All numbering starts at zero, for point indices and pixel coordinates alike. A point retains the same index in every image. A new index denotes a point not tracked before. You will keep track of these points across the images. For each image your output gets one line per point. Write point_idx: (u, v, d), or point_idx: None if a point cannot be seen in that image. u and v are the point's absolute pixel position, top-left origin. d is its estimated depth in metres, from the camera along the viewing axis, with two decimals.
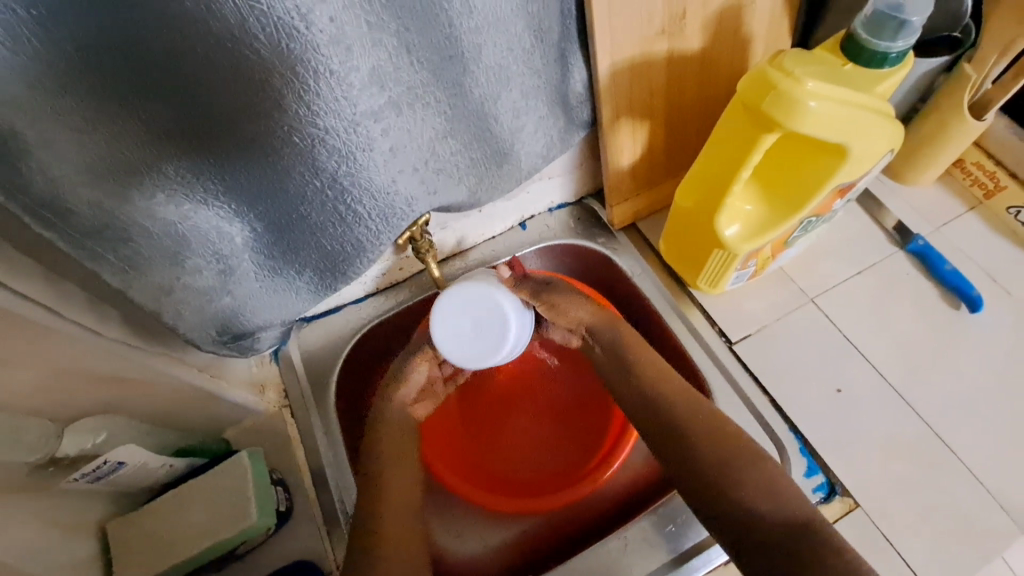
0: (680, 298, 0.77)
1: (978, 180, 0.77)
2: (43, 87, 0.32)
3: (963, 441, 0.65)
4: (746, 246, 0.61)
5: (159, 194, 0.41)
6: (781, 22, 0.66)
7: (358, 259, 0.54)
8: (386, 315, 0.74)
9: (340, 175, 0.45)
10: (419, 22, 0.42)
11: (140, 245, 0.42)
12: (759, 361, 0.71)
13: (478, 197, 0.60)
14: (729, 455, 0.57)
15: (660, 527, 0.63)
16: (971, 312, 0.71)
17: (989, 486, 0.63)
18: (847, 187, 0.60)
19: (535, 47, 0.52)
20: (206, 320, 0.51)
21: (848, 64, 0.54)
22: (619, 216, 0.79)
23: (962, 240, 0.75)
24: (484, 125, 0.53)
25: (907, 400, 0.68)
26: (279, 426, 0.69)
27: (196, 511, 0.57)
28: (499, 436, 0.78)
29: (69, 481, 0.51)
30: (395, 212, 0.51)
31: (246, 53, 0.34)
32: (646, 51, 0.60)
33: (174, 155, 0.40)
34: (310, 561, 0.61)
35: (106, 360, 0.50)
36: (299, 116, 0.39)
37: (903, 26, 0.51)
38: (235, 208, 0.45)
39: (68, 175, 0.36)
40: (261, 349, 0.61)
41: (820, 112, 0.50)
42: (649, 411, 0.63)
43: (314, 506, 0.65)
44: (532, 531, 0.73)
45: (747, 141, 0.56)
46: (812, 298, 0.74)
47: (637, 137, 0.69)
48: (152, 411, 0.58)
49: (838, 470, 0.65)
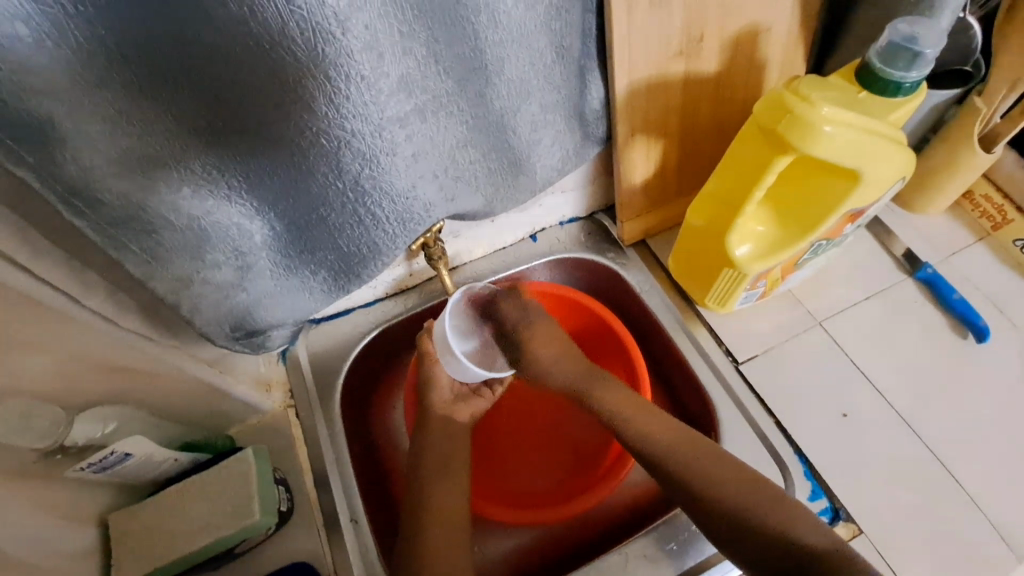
0: (688, 317, 0.77)
1: (986, 212, 0.78)
2: (82, 77, 0.33)
3: (969, 470, 0.65)
4: (757, 265, 0.62)
5: (185, 189, 0.42)
6: (796, 50, 0.67)
7: (372, 262, 0.54)
8: (395, 319, 0.75)
9: (362, 177, 0.46)
10: (448, 33, 0.43)
11: (164, 237, 0.43)
12: (766, 382, 0.71)
13: (493, 207, 0.61)
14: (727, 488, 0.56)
15: (662, 544, 0.62)
16: (979, 341, 0.71)
17: (992, 517, 0.62)
18: (858, 212, 0.61)
19: (555, 63, 0.53)
20: (222, 315, 0.52)
21: (863, 92, 0.55)
22: (630, 231, 0.80)
23: (971, 270, 0.75)
24: (503, 136, 0.54)
25: (914, 429, 0.67)
26: (285, 425, 0.70)
27: (198, 506, 0.57)
28: (507, 451, 0.79)
29: (74, 470, 0.51)
30: (412, 216, 0.52)
31: (284, 55, 0.35)
32: (663, 71, 0.61)
33: (203, 151, 0.41)
34: (306, 563, 0.61)
35: (119, 349, 0.50)
36: (328, 119, 0.40)
37: (917, 57, 0.52)
38: (256, 206, 0.46)
39: (100, 167, 0.37)
40: (271, 346, 0.61)
41: (834, 136, 0.51)
42: (659, 448, 0.60)
43: (315, 507, 0.65)
44: (529, 546, 0.72)
45: (761, 162, 0.56)
46: (821, 322, 0.75)
47: (651, 155, 0.71)
48: (159, 403, 0.58)
49: (842, 495, 0.64)
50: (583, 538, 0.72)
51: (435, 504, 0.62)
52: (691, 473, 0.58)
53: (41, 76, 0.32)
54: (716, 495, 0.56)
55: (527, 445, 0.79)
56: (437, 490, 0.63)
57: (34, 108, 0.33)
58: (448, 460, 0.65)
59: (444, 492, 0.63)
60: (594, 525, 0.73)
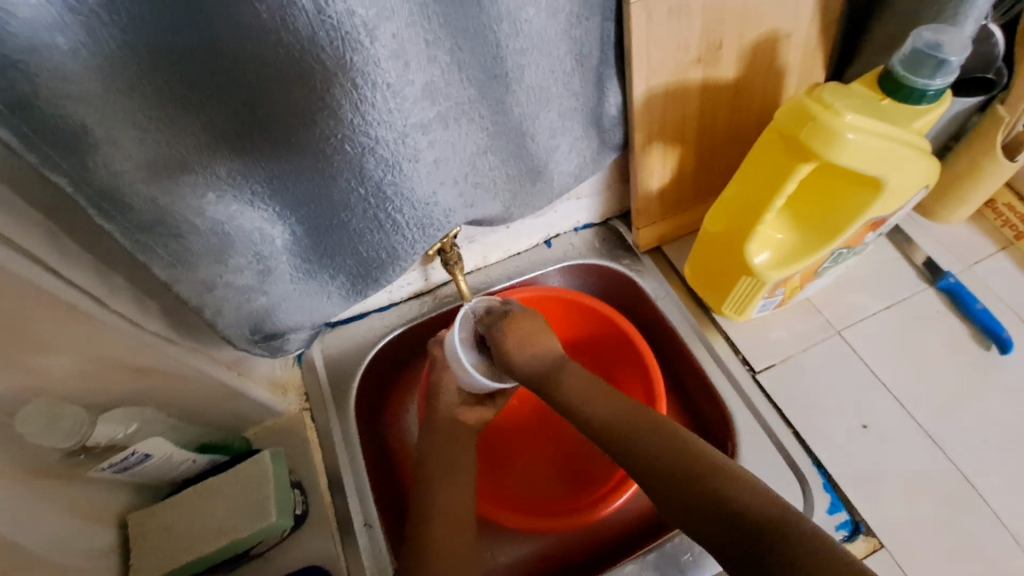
0: (704, 325, 0.77)
1: (1009, 222, 0.77)
2: (114, 83, 0.34)
3: (990, 483, 0.63)
4: (775, 274, 0.61)
5: (211, 194, 0.42)
6: (815, 58, 0.67)
7: (391, 267, 0.55)
8: (409, 324, 0.76)
9: (384, 184, 0.46)
10: (471, 41, 0.43)
11: (189, 241, 0.43)
12: (782, 391, 0.70)
13: (511, 213, 0.61)
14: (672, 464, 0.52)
15: (677, 555, 0.62)
16: (1002, 352, 0.70)
17: (1017, 532, 0.61)
18: (880, 221, 0.60)
19: (575, 70, 0.53)
20: (243, 319, 0.52)
21: (885, 99, 0.54)
22: (645, 238, 0.80)
23: (994, 280, 0.75)
24: (522, 143, 0.54)
25: (934, 440, 0.66)
26: (299, 428, 0.70)
27: (214, 509, 0.57)
28: (517, 458, 0.79)
29: (96, 470, 0.51)
30: (431, 222, 0.52)
31: (313, 63, 0.36)
32: (681, 78, 0.61)
33: (229, 157, 0.41)
34: (321, 566, 0.61)
35: (144, 353, 0.51)
36: (354, 126, 0.40)
37: (942, 65, 0.51)
38: (279, 211, 0.47)
39: (130, 172, 0.38)
40: (289, 350, 0.61)
41: (858, 144, 0.50)
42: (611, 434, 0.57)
43: (330, 509, 0.65)
44: (533, 554, 0.72)
45: (782, 169, 0.56)
46: (839, 331, 0.74)
47: (667, 161, 0.71)
48: (177, 404, 0.58)
49: (861, 508, 0.63)
50: (586, 548, 0.72)
51: (450, 511, 0.61)
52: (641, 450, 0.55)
53: (75, 83, 0.32)
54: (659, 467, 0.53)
55: (538, 454, 0.79)
56: (449, 497, 0.62)
57: (68, 115, 0.33)
58: (463, 468, 0.65)
59: (459, 500, 0.63)
60: (597, 536, 0.73)
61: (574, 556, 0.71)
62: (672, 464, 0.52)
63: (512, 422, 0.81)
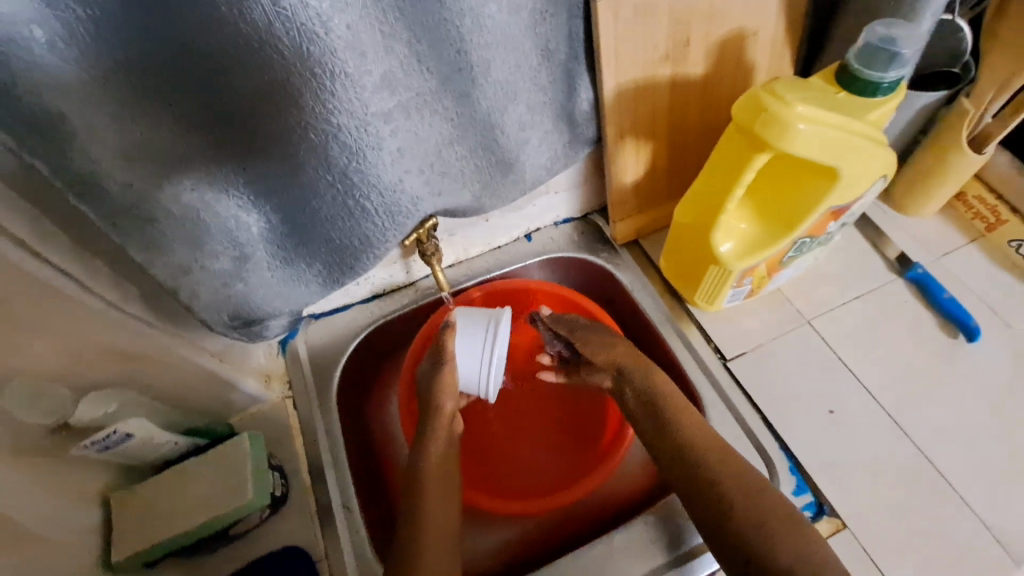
0: (679, 316, 0.78)
1: (979, 213, 0.79)
2: (89, 73, 0.36)
3: (955, 467, 0.65)
4: (741, 263, 0.63)
5: (185, 181, 0.44)
6: (782, 55, 0.69)
7: (364, 255, 0.57)
8: (391, 315, 0.78)
9: (350, 170, 0.48)
10: (431, 36, 0.45)
11: (164, 227, 0.45)
12: (752, 379, 0.72)
13: (482, 203, 0.63)
14: (743, 490, 0.56)
15: (646, 536, 0.64)
16: (970, 341, 0.72)
17: (982, 515, 0.62)
18: (841, 210, 0.61)
19: (541, 65, 0.55)
20: (220, 305, 0.54)
21: (842, 93, 0.56)
22: (622, 231, 0.82)
23: (962, 271, 0.76)
24: (489, 135, 0.56)
25: (902, 427, 0.68)
26: (282, 415, 0.72)
27: (193, 488, 0.59)
28: (500, 445, 0.80)
29: (78, 447, 0.53)
30: (400, 210, 0.54)
31: (271, 52, 0.38)
32: (650, 74, 0.64)
33: (200, 146, 0.43)
34: (298, 548, 0.63)
35: (123, 335, 0.53)
36: (315, 114, 0.43)
37: (895, 57, 0.53)
38: (252, 199, 0.49)
39: (105, 158, 0.40)
40: (270, 336, 0.63)
41: (809, 134, 0.52)
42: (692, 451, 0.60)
43: (309, 492, 0.67)
44: (519, 538, 0.73)
45: (740, 160, 0.58)
46: (809, 320, 0.75)
47: (641, 156, 0.73)
48: (161, 388, 0.60)
49: (828, 491, 0.65)
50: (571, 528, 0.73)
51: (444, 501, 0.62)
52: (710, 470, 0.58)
53: (51, 71, 0.34)
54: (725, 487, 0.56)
55: (518, 440, 0.80)
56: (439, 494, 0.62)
57: (44, 102, 0.35)
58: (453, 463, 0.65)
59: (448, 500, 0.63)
60: (585, 515, 0.74)
61: (561, 536, 0.73)
62: (734, 486, 0.56)
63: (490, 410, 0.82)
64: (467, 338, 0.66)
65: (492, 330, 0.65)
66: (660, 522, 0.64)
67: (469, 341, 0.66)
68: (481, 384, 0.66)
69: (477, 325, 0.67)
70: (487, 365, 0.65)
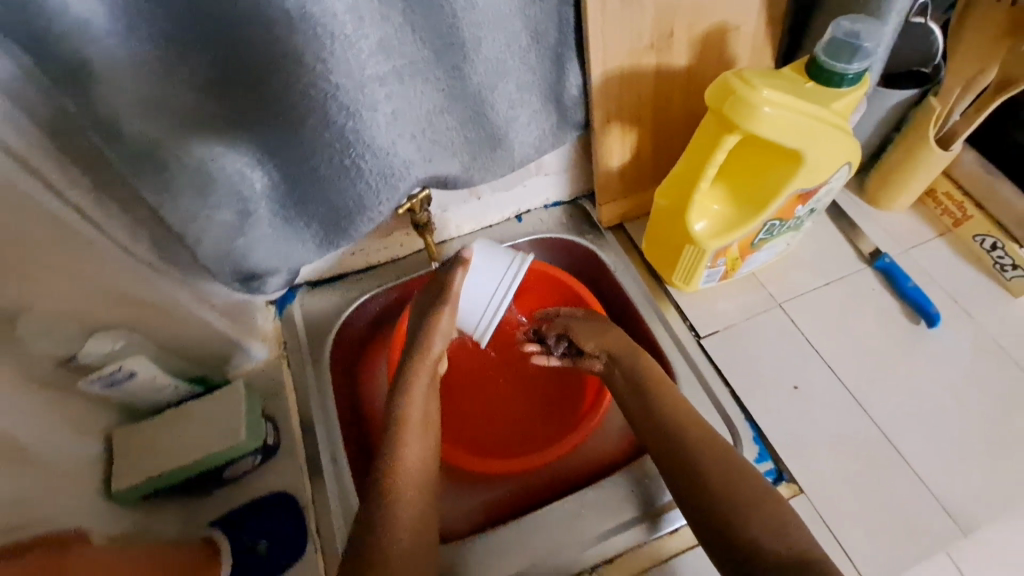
0: (659, 297, 0.82)
1: (948, 209, 0.82)
2: (117, 27, 0.40)
3: (910, 443, 0.69)
4: (714, 242, 0.67)
5: (195, 133, 0.48)
6: (763, 50, 0.74)
7: (359, 218, 0.61)
8: (384, 285, 0.82)
9: (347, 130, 0.52)
10: (425, 8, 0.49)
11: (175, 174, 0.50)
12: (723, 355, 0.76)
13: (472, 175, 0.67)
14: (710, 457, 0.60)
15: (617, 491, 0.68)
16: (929, 326, 0.76)
17: (932, 488, 0.66)
18: (808, 194, 0.65)
19: (530, 46, 0.59)
20: (222, 256, 0.58)
21: (810, 83, 0.60)
22: (608, 214, 0.86)
23: (928, 262, 0.80)
24: (479, 107, 0.60)
25: (862, 404, 0.71)
26: (277, 373, 0.76)
27: (191, 429, 0.63)
28: (483, 415, 0.84)
29: (85, 382, 0.58)
30: (393, 172, 0.58)
31: (277, 12, 0.42)
32: (636, 62, 0.68)
33: (210, 100, 0.47)
34: (287, 493, 0.68)
35: (132, 280, 0.57)
36: (316, 72, 0.46)
37: (858, 50, 0.57)
38: (256, 155, 0.53)
39: (127, 106, 0.44)
40: (268, 292, 0.67)
41: (774, 116, 0.56)
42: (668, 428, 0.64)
43: (299, 444, 0.71)
44: (500, 500, 0.77)
45: (712, 142, 0.62)
46: (780, 303, 0.79)
47: (626, 141, 0.77)
48: (165, 336, 0.65)
49: (787, 460, 0.69)
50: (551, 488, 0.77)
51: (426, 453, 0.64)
52: (678, 438, 0.63)
53: (83, 23, 0.38)
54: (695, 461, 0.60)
55: (500, 409, 0.84)
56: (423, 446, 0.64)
57: (76, 50, 0.39)
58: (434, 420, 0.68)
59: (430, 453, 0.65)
60: (563, 476, 0.77)
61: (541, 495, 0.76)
62: (707, 463, 0.60)
63: (473, 381, 0.86)
64: (483, 272, 0.68)
65: (508, 274, 0.68)
66: (632, 481, 0.68)
67: (483, 276, 0.68)
68: (480, 320, 0.69)
69: (494, 262, 0.68)
70: (493, 308, 0.69)
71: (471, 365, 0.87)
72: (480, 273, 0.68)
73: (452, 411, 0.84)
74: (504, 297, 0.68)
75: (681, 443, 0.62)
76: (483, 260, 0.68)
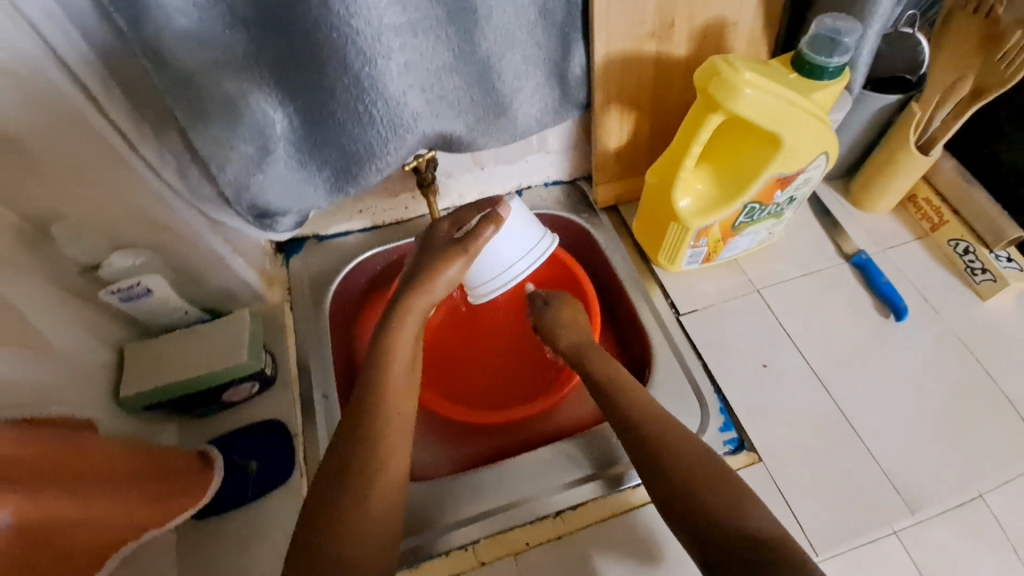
0: (645, 276, 0.86)
1: (926, 214, 0.86)
2: None
3: (869, 424, 0.73)
4: (697, 220, 0.72)
5: (227, 67, 0.54)
6: (758, 48, 0.78)
7: (368, 165, 0.66)
8: (386, 243, 0.87)
9: (363, 76, 0.57)
10: None
11: (205, 103, 0.55)
12: (699, 332, 0.80)
13: (475, 138, 0.72)
14: (666, 418, 0.64)
15: (577, 451, 0.72)
16: (897, 320, 0.80)
17: (885, 466, 0.70)
18: (787, 180, 0.70)
19: (539, 20, 0.64)
20: (240, 189, 0.63)
21: (793, 74, 0.65)
22: (604, 194, 0.91)
23: (903, 262, 0.85)
24: (486, 72, 0.66)
25: (826, 386, 0.75)
26: (278, 315, 0.81)
27: (193, 351, 0.68)
28: (470, 373, 0.89)
29: (106, 293, 0.64)
30: (402, 122, 0.63)
31: None
32: (637, 48, 0.73)
33: (243, 39, 0.53)
34: (278, 422, 0.72)
35: (155, 204, 0.62)
36: (339, 15, 0.52)
37: (838, 45, 0.62)
38: (279, 96, 0.58)
39: (168, 34, 0.49)
40: (278, 231, 0.72)
41: (753, 99, 0.61)
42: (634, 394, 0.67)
43: (293, 380, 0.76)
44: (483, 449, 0.82)
45: (697, 121, 0.67)
46: (758, 289, 0.84)
47: (624, 125, 0.82)
48: (178, 264, 0.69)
49: (750, 430, 0.73)
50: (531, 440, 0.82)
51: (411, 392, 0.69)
52: (636, 402, 0.66)
53: None
54: (650, 430, 0.63)
55: (487, 367, 0.89)
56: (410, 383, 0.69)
57: None
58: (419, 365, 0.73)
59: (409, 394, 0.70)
60: (543, 431, 0.82)
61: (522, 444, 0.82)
62: (663, 430, 0.62)
63: (461, 341, 0.91)
64: (516, 237, 0.70)
65: (534, 245, 0.71)
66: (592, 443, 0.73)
67: (515, 241, 0.70)
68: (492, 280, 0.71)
69: (528, 232, 0.71)
70: (509, 273, 0.71)
71: (459, 327, 0.91)
72: (511, 235, 0.69)
73: (441, 368, 0.89)
74: (522, 269, 0.71)
75: (630, 406, 0.66)
76: (517, 226, 0.70)
